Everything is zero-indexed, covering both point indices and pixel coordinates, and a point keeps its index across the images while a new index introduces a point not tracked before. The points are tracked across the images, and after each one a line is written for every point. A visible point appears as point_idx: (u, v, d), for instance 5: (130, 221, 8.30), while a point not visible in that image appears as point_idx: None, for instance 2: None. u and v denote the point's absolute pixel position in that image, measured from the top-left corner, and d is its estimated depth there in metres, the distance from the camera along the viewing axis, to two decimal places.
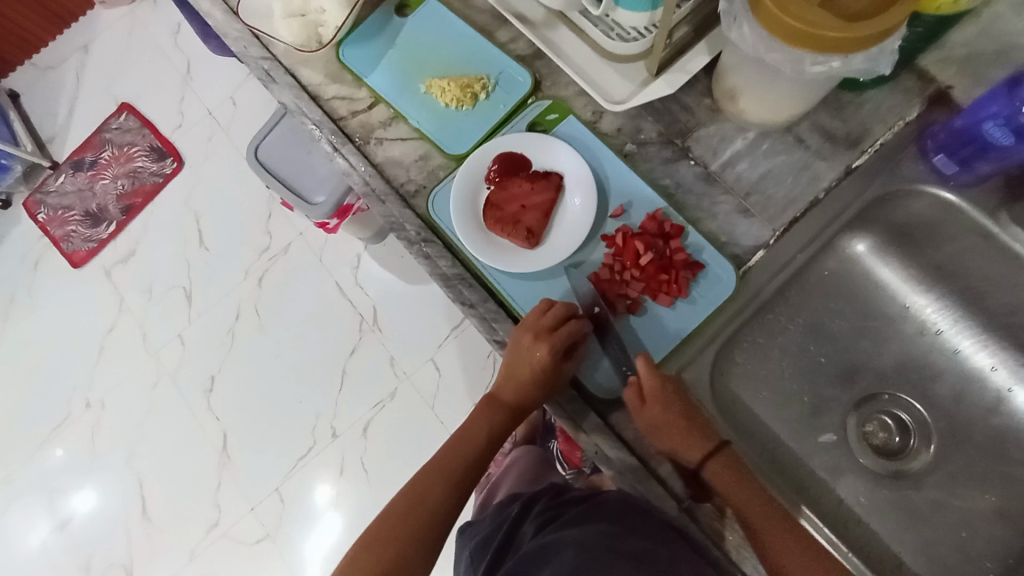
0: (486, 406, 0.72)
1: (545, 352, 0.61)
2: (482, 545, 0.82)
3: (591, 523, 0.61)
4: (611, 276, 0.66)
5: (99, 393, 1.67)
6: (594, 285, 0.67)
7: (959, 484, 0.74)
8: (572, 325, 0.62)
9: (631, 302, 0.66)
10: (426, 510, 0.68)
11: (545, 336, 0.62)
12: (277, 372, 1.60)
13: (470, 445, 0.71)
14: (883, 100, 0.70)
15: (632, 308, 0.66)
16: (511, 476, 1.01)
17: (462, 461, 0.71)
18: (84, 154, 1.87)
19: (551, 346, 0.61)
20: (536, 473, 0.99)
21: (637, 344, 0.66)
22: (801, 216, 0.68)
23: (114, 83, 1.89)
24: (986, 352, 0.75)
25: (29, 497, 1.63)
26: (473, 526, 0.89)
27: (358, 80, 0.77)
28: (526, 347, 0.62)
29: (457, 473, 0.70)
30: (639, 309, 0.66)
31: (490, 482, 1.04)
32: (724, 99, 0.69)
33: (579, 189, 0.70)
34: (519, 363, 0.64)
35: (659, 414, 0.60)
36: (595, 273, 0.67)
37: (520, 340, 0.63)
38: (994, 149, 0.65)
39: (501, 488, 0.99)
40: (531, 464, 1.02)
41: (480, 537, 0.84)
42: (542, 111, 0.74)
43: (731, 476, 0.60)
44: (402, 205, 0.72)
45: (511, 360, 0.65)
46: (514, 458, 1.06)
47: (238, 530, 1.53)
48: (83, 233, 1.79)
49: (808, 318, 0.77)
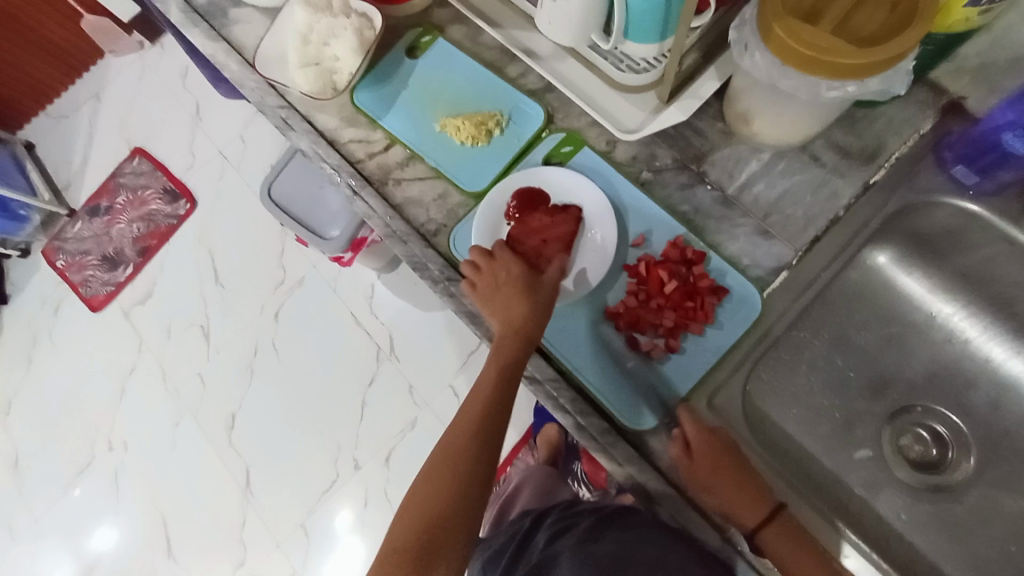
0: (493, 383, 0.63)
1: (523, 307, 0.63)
2: (494, 557, 0.82)
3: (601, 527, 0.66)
4: (638, 306, 0.66)
5: (122, 435, 1.68)
6: (628, 315, 0.66)
7: (1004, 497, 0.72)
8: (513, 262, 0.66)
9: (662, 331, 0.65)
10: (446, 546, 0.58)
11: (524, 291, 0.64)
12: (297, 405, 1.61)
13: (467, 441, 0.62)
14: (897, 114, 0.70)
15: (670, 342, 0.65)
16: (525, 491, 1.03)
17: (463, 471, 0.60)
18: (99, 199, 1.91)
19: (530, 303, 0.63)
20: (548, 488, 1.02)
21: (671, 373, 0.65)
22: (823, 233, 0.68)
23: (127, 128, 1.94)
24: (1020, 359, 0.74)
25: (56, 543, 1.63)
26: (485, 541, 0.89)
27: (373, 123, 0.79)
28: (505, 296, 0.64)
29: (460, 484, 0.60)
30: (680, 345, 0.65)
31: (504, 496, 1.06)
32: (737, 122, 0.70)
33: (598, 219, 0.70)
34: (507, 306, 0.63)
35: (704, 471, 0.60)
36: (623, 303, 0.67)
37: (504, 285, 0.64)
38: (1014, 158, 0.65)
39: (516, 504, 1.02)
40: (544, 480, 1.05)
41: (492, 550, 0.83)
42: (557, 143, 0.75)
43: (787, 536, 0.59)
44: (424, 245, 0.73)
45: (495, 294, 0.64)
46: (527, 474, 1.08)
47: (264, 567, 1.52)
48: (101, 277, 1.82)
49: (833, 332, 0.77)
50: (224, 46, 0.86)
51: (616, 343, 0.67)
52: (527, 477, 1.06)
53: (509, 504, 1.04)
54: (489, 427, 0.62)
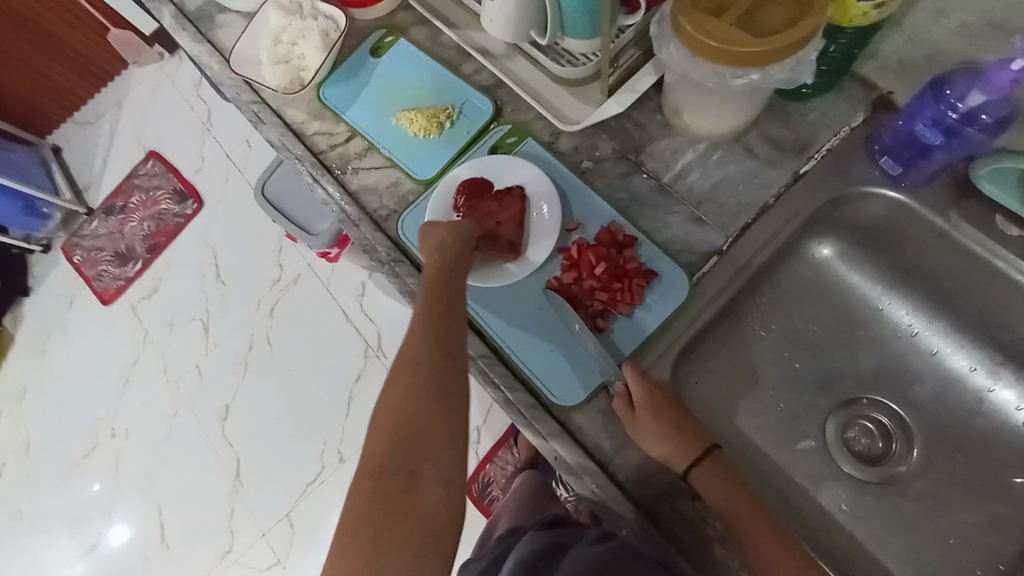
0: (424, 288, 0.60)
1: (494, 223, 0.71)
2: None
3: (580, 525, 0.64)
4: (570, 288, 0.69)
5: (123, 423, 1.75)
6: (561, 293, 0.69)
7: (946, 490, 0.72)
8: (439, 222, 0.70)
9: (593, 312, 0.68)
10: (421, 515, 0.48)
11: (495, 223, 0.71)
12: (288, 398, 1.66)
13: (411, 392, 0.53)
14: (829, 108, 0.72)
15: (598, 322, 0.68)
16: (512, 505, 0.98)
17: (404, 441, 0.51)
18: (115, 199, 2.02)
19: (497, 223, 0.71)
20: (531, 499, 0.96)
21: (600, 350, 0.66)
22: (754, 221, 0.70)
23: (144, 133, 2.05)
24: (963, 354, 0.74)
25: (58, 525, 1.71)
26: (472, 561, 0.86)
27: (337, 117, 0.84)
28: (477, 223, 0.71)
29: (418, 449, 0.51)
30: (608, 325, 0.68)
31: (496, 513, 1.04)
32: (672, 115, 0.73)
33: (539, 205, 0.73)
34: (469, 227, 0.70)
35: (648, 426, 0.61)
36: (555, 282, 0.69)
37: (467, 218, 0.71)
38: (934, 149, 0.65)
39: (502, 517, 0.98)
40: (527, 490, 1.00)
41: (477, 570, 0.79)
42: (503, 135, 0.78)
43: (718, 478, 0.60)
44: (375, 229, 0.77)
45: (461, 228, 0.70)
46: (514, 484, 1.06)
47: (250, 556, 1.56)
48: (113, 272, 1.92)
49: (779, 324, 0.78)
50: (207, 47, 0.92)
51: (553, 321, 0.69)
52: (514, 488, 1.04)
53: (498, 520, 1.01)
54: (443, 355, 0.55)
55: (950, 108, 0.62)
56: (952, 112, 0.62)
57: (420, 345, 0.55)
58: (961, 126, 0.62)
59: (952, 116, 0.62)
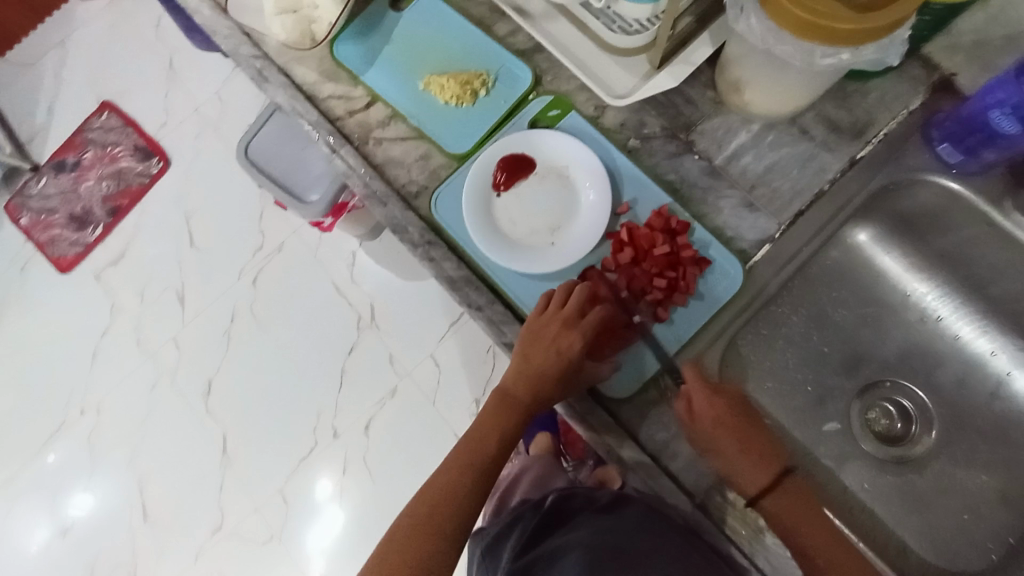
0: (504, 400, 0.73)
1: (576, 339, 0.64)
2: (494, 545, 0.84)
3: (595, 525, 0.73)
4: (630, 275, 0.67)
5: (95, 399, 1.64)
6: (620, 276, 0.67)
7: (961, 468, 0.75)
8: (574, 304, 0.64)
9: (655, 300, 0.65)
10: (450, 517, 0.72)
11: (574, 323, 0.64)
12: (276, 372, 1.59)
13: (453, 514, 0.71)
14: (888, 89, 0.69)
15: (658, 312, 0.66)
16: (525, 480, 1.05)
17: (434, 549, 0.70)
18: (66, 154, 1.82)
19: (582, 333, 0.64)
20: (546, 480, 1.04)
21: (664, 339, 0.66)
22: (807, 208, 0.68)
23: (95, 80, 1.83)
24: (988, 338, 0.76)
25: (29, 504, 1.61)
26: (484, 528, 0.90)
27: (354, 79, 0.75)
28: (554, 333, 0.64)
29: (449, 563, 0.71)
30: (667, 316, 0.66)
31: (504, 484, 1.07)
32: (728, 91, 0.69)
33: (585, 187, 0.70)
34: (540, 348, 0.64)
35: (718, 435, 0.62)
36: (612, 263, 0.67)
37: (532, 325, 0.65)
38: (1000, 138, 0.64)
39: (516, 492, 1.03)
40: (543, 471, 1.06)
41: (492, 535, 0.86)
42: (544, 107, 0.72)
43: (785, 499, 0.62)
44: (404, 207, 0.71)
45: (527, 341, 0.65)
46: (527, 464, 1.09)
47: (242, 531, 1.52)
48: (69, 236, 1.76)
49: (813, 308, 0.78)
50: None
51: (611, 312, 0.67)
52: (528, 466, 1.08)
53: (509, 494, 1.04)
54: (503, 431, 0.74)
55: None
56: None
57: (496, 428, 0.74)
58: None
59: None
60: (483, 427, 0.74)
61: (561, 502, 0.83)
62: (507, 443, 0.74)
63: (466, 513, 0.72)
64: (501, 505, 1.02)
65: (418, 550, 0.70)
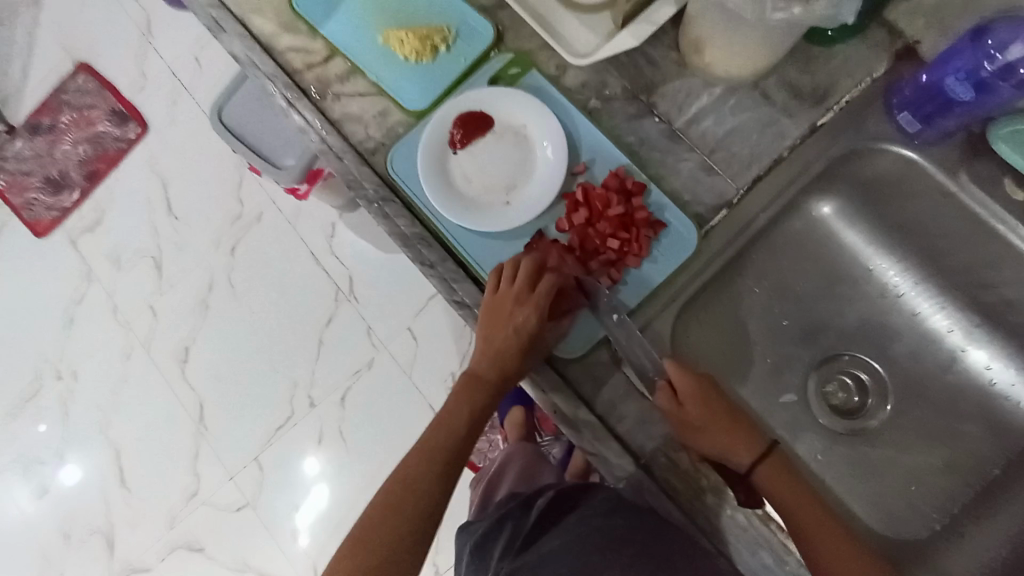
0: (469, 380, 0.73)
1: (530, 312, 0.62)
2: (481, 547, 0.74)
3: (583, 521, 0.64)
4: (585, 236, 0.66)
5: (71, 364, 1.64)
6: (574, 236, 0.66)
7: (911, 440, 0.75)
8: (527, 268, 0.63)
9: (609, 258, 0.65)
10: (417, 494, 0.71)
11: (527, 297, 0.62)
12: (252, 342, 1.59)
13: (426, 493, 0.71)
14: (852, 54, 0.70)
15: (612, 273, 0.65)
16: (510, 473, 1.00)
17: (408, 522, 0.70)
18: (41, 117, 1.79)
19: (535, 305, 0.62)
20: (532, 473, 1.00)
21: (619, 302, 0.66)
22: (766, 173, 0.67)
23: (71, 40, 1.79)
24: (944, 313, 0.76)
25: (5, 467, 1.62)
26: (469, 525, 0.80)
27: (313, 31, 0.73)
28: (509, 309, 0.62)
29: (427, 527, 0.71)
30: (621, 278, 0.66)
31: (490, 476, 1.03)
32: (690, 52, 0.68)
33: (543, 147, 0.69)
34: (497, 326, 0.63)
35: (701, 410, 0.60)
36: (567, 224, 0.66)
37: (488, 302, 0.63)
38: (957, 104, 0.65)
39: (502, 483, 0.99)
40: (529, 461, 1.02)
41: (479, 534, 0.75)
42: (504, 65, 0.71)
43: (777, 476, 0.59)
44: (361, 163, 0.70)
45: (485, 319, 0.63)
46: (512, 454, 1.06)
47: (218, 498, 1.53)
48: (45, 200, 1.73)
49: (772, 280, 0.77)
50: None
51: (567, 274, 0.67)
52: (513, 456, 1.04)
53: (494, 487, 1.01)
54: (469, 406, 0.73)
55: (985, 61, 0.62)
56: (986, 65, 0.62)
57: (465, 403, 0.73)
58: (991, 81, 0.62)
59: (984, 70, 0.62)
60: (455, 399, 0.74)
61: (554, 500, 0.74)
62: (477, 420, 0.74)
63: (439, 492, 0.71)
64: (488, 497, 0.99)
65: (392, 531, 0.69)
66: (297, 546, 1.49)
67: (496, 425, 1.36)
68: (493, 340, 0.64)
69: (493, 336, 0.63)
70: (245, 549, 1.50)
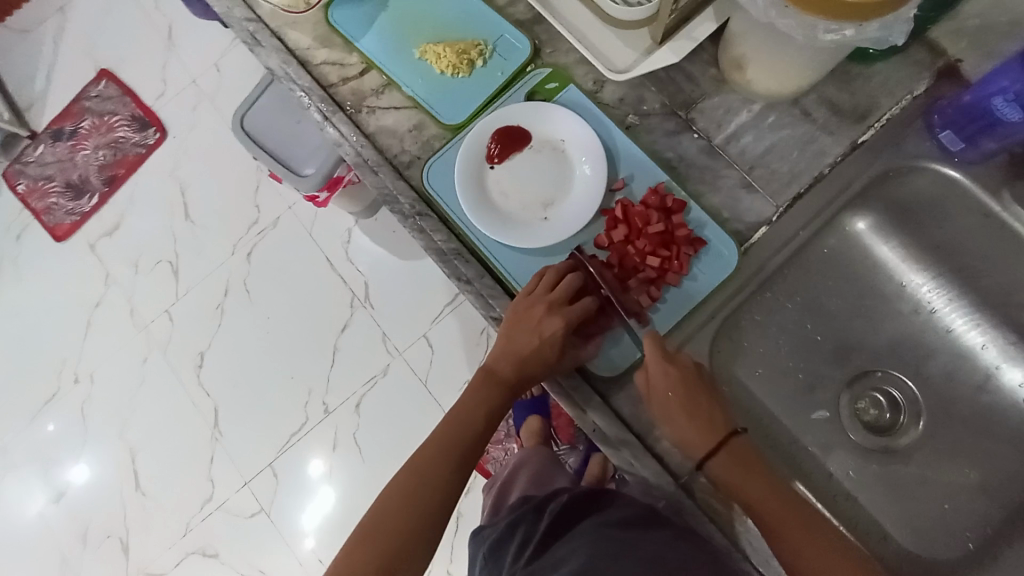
0: (484, 380, 0.74)
1: (558, 324, 0.62)
2: (494, 550, 0.73)
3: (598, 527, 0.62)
4: (624, 252, 0.66)
5: (88, 368, 1.64)
6: (612, 253, 0.66)
7: (946, 460, 0.74)
8: (566, 282, 0.63)
9: (648, 277, 0.65)
10: (428, 490, 0.70)
11: (557, 308, 0.62)
12: (268, 348, 1.59)
13: (435, 490, 0.70)
14: (892, 73, 0.69)
15: (652, 291, 0.65)
16: (522, 477, 0.98)
17: (419, 519, 0.69)
18: (62, 122, 1.80)
19: (565, 317, 0.62)
20: (546, 477, 0.97)
21: (657, 321, 0.66)
22: (805, 191, 0.67)
23: (94, 47, 1.81)
24: (979, 330, 0.75)
25: (21, 470, 1.62)
26: (483, 530, 0.80)
27: (349, 44, 0.73)
28: (538, 316, 0.62)
29: (438, 524, 0.70)
30: (660, 296, 0.65)
31: (501, 480, 1.00)
32: (730, 69, 0.68)
33: (581, 162, 0.69)
34: (524, 330, 0.63)
35: (667, 402, 0.61)
36: (606, 240, 0.67)
37: (518, 307, 0.63)
38: (1000, 125, 0.65)
39: (514, 487, 0.96)
40: (542, 466, 0.99)
41: (493, 539, 0.75)
42: (541, 80, 0.71)
43: (734, 468, 0.60)
44: (396, 176, 0.69)
45: (512, 321, 0.64)
46: (524, 457, 1.03)
47: (232, 503, 1.53)
48: (65, 205, 1.74)
49: (805, 297, 0.76)
50: None
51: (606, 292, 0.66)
52: (525, 459, 1.01)
53: (505, 490, 0.98)
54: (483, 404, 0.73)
55: None
56: None
57: (478, 400, 0.73)
58: None
59: None
60: (469, 399, 0.74)
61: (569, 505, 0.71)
62: (491, 421, 0.74)
63: (448, 491, 0.71)
64: (500, 501, 0.96)
65: (400, 525, 0.68)
66: (309, 553, 1.49)
67: (511, 434, 1.35)
68: (517, 346, 0.64)
69: (518, 343, 0.64)
70: (259, 556, 1.50)
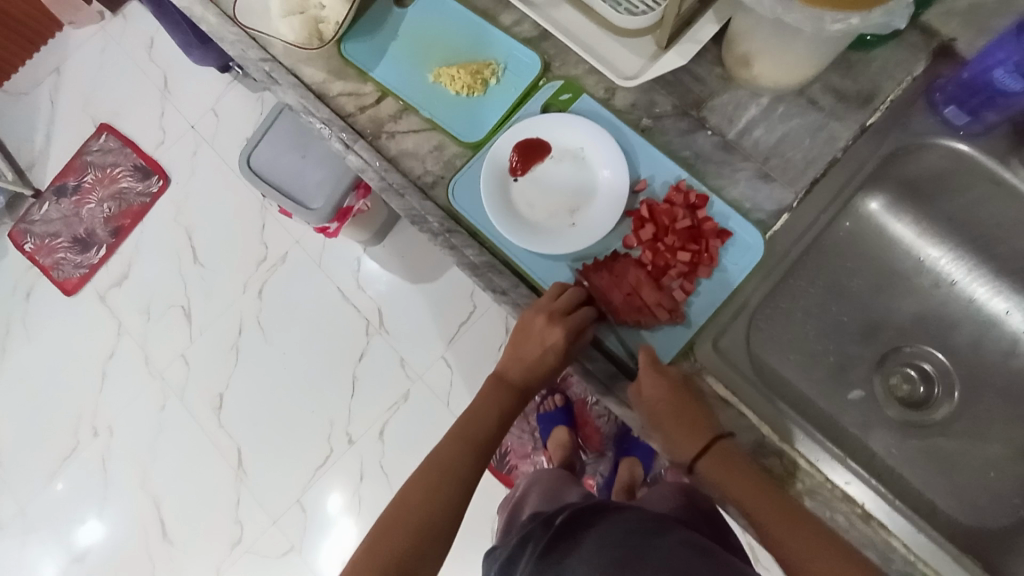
0: (494, 386, 0.74)
1: (559, 335, 0.63)
2: (506, 567, 0.75)
3: (608, 540, 0.66)
4: (655, 248, 0.68)
5: (106, 420, 1.63)
6: (644, 251, 0.68)
7: (983, 429, 0.75)
8: (572, 293, 0.65)
9: (680, 272, 0.67)
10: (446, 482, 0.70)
11: (560, 318, 0.64)
12: (286, 383, 1.58)
13: (455, 477, 0.70)
14: (890, 57, 0.73)
15: (686, 286, 0.67)
16: (534, 494, 0.99)
17: (439, 508, 0.68)
18: (66, 178, 1.82)
19: (566, 328, 0.63)
20: (558, 489, 0.96)
21: (697, 312, 0.67)
22: (821, 175, 0.70)
23: (94, 103, 1.84)
24: (1001, 296, 0.76)
25: (42, 531, 1.59)
26: (495, 549, 0.84)
27: (363, 75, 0.76)
28: (540, 328, 0.64)
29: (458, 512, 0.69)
30: (694, 289, 0.67)
31: (516, 497, 1.03)
32: (737, 66, 0.71)
33: (601, 168, 0.71)
34: (531, 342, 0.65)
35: (656, 407, 0.62)
36: (635, 239, 0.68)
37: (525, 320, 0.66)
38: (1002, 96, 0.67)
39: (526, 505, 0.98)
40: (555, 481, 1.00)
41: (505, 556, 0.77)
42: (555, 92, 0.73)
43: (725, 465, 0.61)
44: (422, 197, 0.71)
45: (521, 331, 0.67)
46: (539, 476, 1.04)
47: (261, 544, 1.50)
48: (73, 259, 1.75)
49: (827, 280, 0.77)
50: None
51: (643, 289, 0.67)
52: (538, 479, 1.02)
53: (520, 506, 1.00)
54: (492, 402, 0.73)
55: None
56: None
57: (490, 401, 0.73)
58: None
59: None
60: (482, 404, 0.73)
61: (575, 518, 0.74)
62: (505, 424, 0.73)
63: (470, 479, 0.71)
64: (512, 517, 0.98)
65: (417, 511, 0.68)
66: None
67: (539, 447, 1.34)
68: (528, 352, 0.67)
69: (527, 350, 0.67)
70: None
